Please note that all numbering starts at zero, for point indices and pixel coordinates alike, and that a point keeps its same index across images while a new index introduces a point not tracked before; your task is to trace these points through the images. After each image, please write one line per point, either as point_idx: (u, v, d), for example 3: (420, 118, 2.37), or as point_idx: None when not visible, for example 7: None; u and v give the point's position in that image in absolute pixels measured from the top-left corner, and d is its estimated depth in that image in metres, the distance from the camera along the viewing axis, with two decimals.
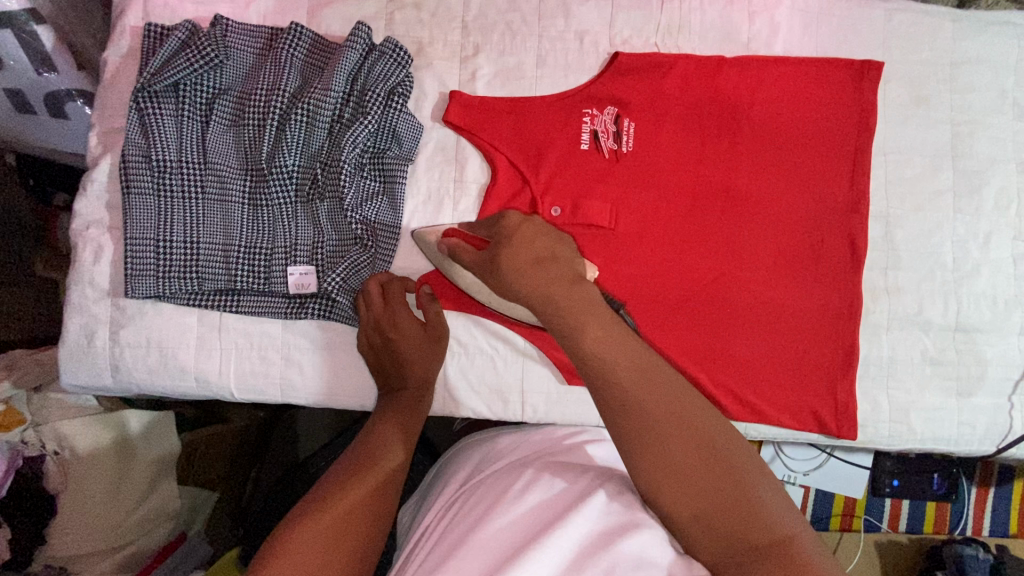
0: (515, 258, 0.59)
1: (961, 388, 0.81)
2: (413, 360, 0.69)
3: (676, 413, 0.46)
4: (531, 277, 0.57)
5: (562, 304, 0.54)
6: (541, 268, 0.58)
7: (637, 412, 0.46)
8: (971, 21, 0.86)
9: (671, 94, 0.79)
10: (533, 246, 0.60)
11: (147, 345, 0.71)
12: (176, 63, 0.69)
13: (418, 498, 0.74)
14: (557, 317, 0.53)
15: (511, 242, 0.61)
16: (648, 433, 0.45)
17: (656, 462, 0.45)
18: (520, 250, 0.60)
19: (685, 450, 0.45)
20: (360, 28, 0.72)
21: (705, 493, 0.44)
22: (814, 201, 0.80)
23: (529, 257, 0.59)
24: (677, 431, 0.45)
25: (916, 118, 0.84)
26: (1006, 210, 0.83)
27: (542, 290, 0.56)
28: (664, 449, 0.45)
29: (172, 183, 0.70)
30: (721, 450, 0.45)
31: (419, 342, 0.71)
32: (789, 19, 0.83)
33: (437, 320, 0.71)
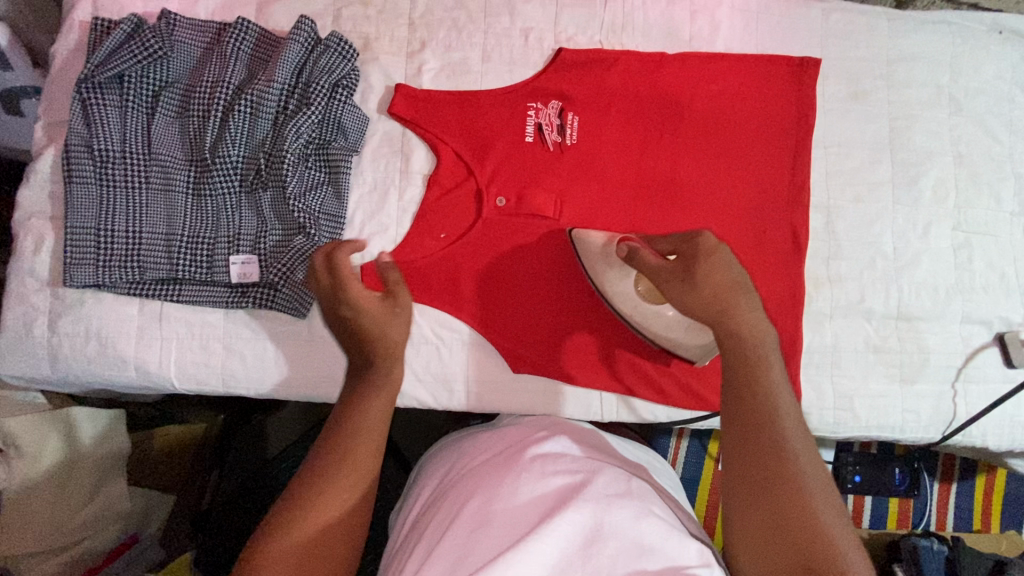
0: (706, 284, 0.54)
1: (904, 374, 0.82)
2: (372, 333, 0.58)
3: (783, 474, 0.47)
4: (723, 306, 0.53)
5: (753, 342, 0.52)
6: (733, 298, 0.53)
7: (774, 458, 0.48)
8: (905, 20, 0.89)
9: (614, 89, 0.81)
10: (721, 274, 0.54)
11: (85, 335, 0.71)
12: (120, 55, 0.70)
13: (412, 480, 0.75)
14: (740, 350, 0.52)
15: (702, 267, 0.54)
16: (760, 484, 0.47)
17: (764, 507, 0.46)
18: (710, 282, 0.54)
19: (801, 511, 0.45)
20: (303, 21, 0.73)
21: (809, 547, 0.44)
22: (755, 191, 0.82)
23: (723, 282, 0.54)
24: (797, 494, 0.46)
25: (854, 112, 0.86)
26: (944, 200, 0.86)
27: (729, 315, 0.53)
28: (781, 498, 0.46)
29: (115, 174, 0.71)
30: (833, 529, 0.45)
31: (376, 311, 0.59)
32: (729, 18, 0.85)
33: (399, 289, 0.60)
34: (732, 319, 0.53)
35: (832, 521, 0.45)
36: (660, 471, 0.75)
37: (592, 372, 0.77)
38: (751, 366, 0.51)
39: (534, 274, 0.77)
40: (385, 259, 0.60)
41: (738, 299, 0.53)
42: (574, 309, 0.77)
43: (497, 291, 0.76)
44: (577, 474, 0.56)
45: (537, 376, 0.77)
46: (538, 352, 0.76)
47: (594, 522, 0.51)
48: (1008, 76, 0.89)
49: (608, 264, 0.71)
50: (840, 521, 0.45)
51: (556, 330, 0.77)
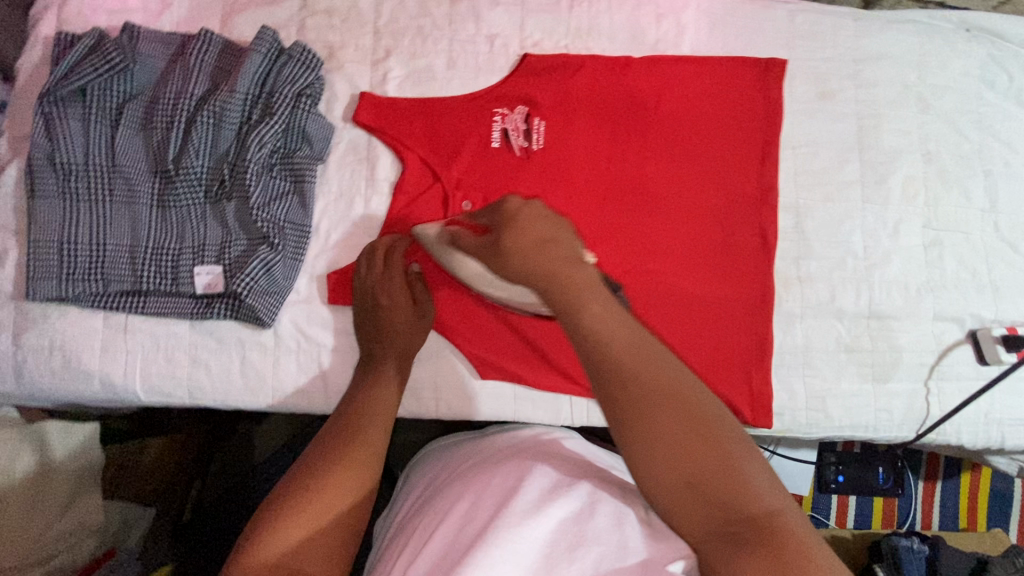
0: (520, 248, 0.47)
1: (877, 374, 0.82)
2: (399, 330, 0.69)
3: (668, 410, 0.40)
4: (545, 265, 0.46)
5: (568, 288, 0.44)
6: (547, 251, 0.46)
7: (631, 381, 0.41)
8: (871, 20, 0.89)
9: (581, 93, 0.81)
10: (533, 228, 0.48)
11: (49, 349, 0.71)
12: (82, 68, 0.70)
13: (400, 483, 0.75)
14: (557, 299, 0.45)
15: (510, 235, 0.48)
16: (656, 448, 0.40)
17: (642, 440, 0.40)
18: (523, 245, 0.47)
19: (674, 428, 0.40)
20: (265, 31, 0.74)
21: (692, 462, 0.39)
22: (723, 193, 0.82)
23: (535, 237, 0.47)
24: (670, 409, 0.40)
25: (822, 112, 0.86)
26: (913, 199, 0.86)
27: (552, 273, 0.45)
28: (651, 424, 0.40)
29: (78, 187, 0.70)
30: (710, 424, 0.40)
31: (404, 313, 0.70)
32: (694, 21, 0.86)
33: (427, 298, 0.72)
34: (554, 279, 0.45)
35: (707, 416, 0.40)
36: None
37: (562, 378, 0.76)
38: (573, 312, 0.43)
39: None
40: (413, 264, 0.74)
41: (550, 250, 0.46)
42: None
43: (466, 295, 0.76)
44: (563, 478, 0.56)
45: (507, 382, 0.77)
46: (508, 357, 0.76)
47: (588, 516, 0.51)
48: (975, 73, 0.89)
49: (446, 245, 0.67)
50: (715, 408, 0.41)
51: (525, 334, 0.76)
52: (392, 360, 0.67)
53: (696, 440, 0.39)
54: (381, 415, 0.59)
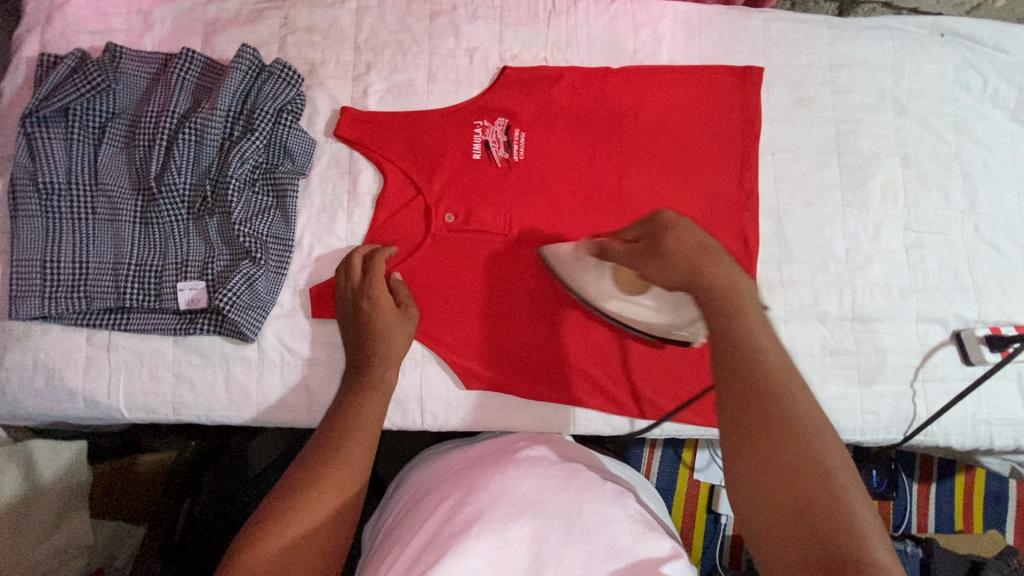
0: (673, 250, 0.50)
1: (862, 376, 0.82)
2: (384, 333, 0.68)
3: (778, 422, 0.42)
4: (701, 269, 0.49)
5: (729, 296, 0.47)
6: (708, 257, 0.49)
7: (763, 400, 0.43)
8: (846, 26, 0.91)
9: (560, 104, 0.82)
10: (695, 239, 0.50)
11: (32, 368, 0.71)
12: (64, 88, 0.71)
13: (394, 487, 0.74)
14: (709, 298, 0.48)
15: (668, 240, 0.51)
16: (755, 447, 0.42)
17: (757, 456, 0.42)
18: (679, 250, 0.50)
19: (795, 455, 0.41)
20: (245, 49, 0.74)
21: (803, 494, 0.39)
22: (703, 199, 0.82)
23: (693, 245, 0.50)
24: (791, 438, 0.41)
25: (799, 118, 0.87)
26: (893, 201, 0.87)
27: (702, 274, 0.48)
28: (770, 445, 0.41)
29: (61, 205, 0.71)
30: (830, 468, 0.40)
31: (386, 314, 0.69)
32: (671, 31, 0.87)
33: (408, 302, 0.71)
34: (712, 285, 0.48)
35: (829, 460, 0.41)
36: (633, 481, 0.73)
37: (544, 388, 0.77)
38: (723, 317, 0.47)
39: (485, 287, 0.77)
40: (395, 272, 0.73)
41: (712, 257, 0.49)
42: (522, 322, 0.77)
43: (444, 306, 0.76)
44: (548, 478, 0.54)
45: (491, 392, 0.77)
46: (489, 367, 0.76)
47: (573, 517, 0.50)
48: (950, 77, 0.91)
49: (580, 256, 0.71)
50: (837, 454, 0.41)
51: (507, 343, 0.77)
52: (376, 368, 0.66)
53: (804, 455, 0.41)
54: (365, 428, 0.60)
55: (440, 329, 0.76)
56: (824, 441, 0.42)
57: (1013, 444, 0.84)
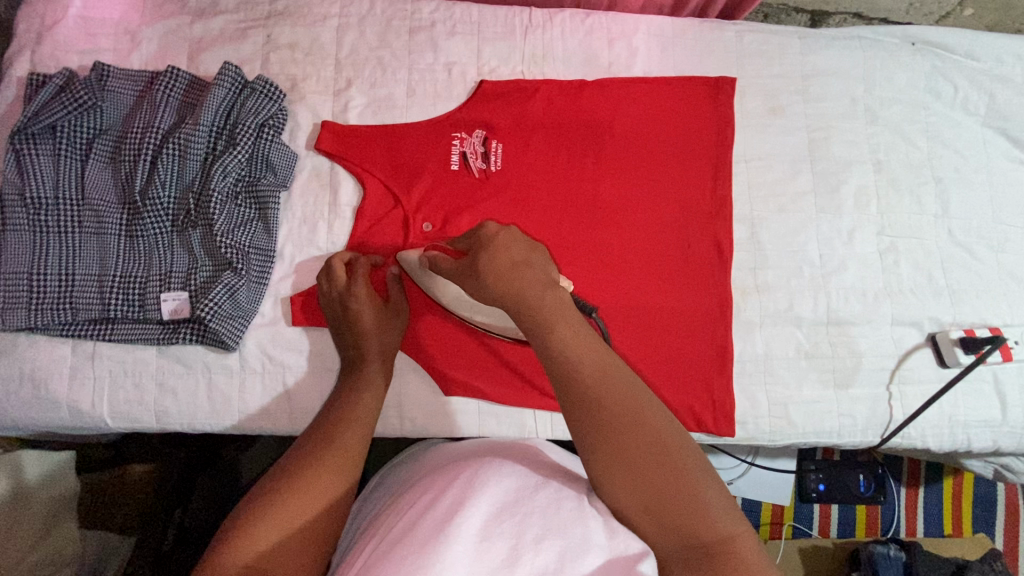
0: (487, 273, 0.57)
1: (838, 380, 0.82)
2: (375, 330, 0.71)
3: (624, 424, 0.49)
4: (512, 285, 0.56)
5: (540, 320, 0.54)
6: (518, 274, 0.57)
7: (597, 405, 0.50)
8: (817, 37, 0.93)
9: (536, 116, 0.84)
10: (507, 255, 0.58)
11: (19, 378, 0.72)
12: (51, 107, 0.73)
13: (374, 485, 0.74)
14: (525, 318, 0.55)
15: (486, 256, 0.58)
16: (609, 447, 0.49)
17: (608, 459, 0.48)
18: (495, 263, 0.58)
19: (631, 445, 0.48)
20: (228, 67, 0.77)
21: (659, 482, 0.47)
22: (677, 206, 0.84)
23: (506, 270, 0.57)
24: (630, 432, 0.48)
25: (772, 127, 0.89)
26: (866, 207, 0.88)
27: (520, 300, 0.55)
28: (610, 444, 0.49)
29: (47, 219, 0.73)
30: (670, 447, 0.48)
31: (376, 312, 0.72)
32: (645, 44, 0.89)
33: (398, 295, 0.75)
34: (529, 299, 0.55)
35: (667, 439, 0.49)
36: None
37: (522, 394, 0.77)
38: (544, 334, 0.54)
39: None
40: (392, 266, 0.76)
41: (522, 274, 0.57)
42: None
43: (423, 313, 0.77)
44: (527, 479, 0.55)
45: (470, 398, 0.78)
46: (467, 374, 0.77)
47: (554, 514, 0.50)
48: (921, 85, 0.92)
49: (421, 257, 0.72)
50: (667, 424, 0.50)
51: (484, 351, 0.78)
52: (370, 364, 0.70)
53: (647, 441, 0.48)
54: (359, 423, 0.63)
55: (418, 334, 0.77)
56: (656, 422, 0.50)
57: (990, 445, 0.85)
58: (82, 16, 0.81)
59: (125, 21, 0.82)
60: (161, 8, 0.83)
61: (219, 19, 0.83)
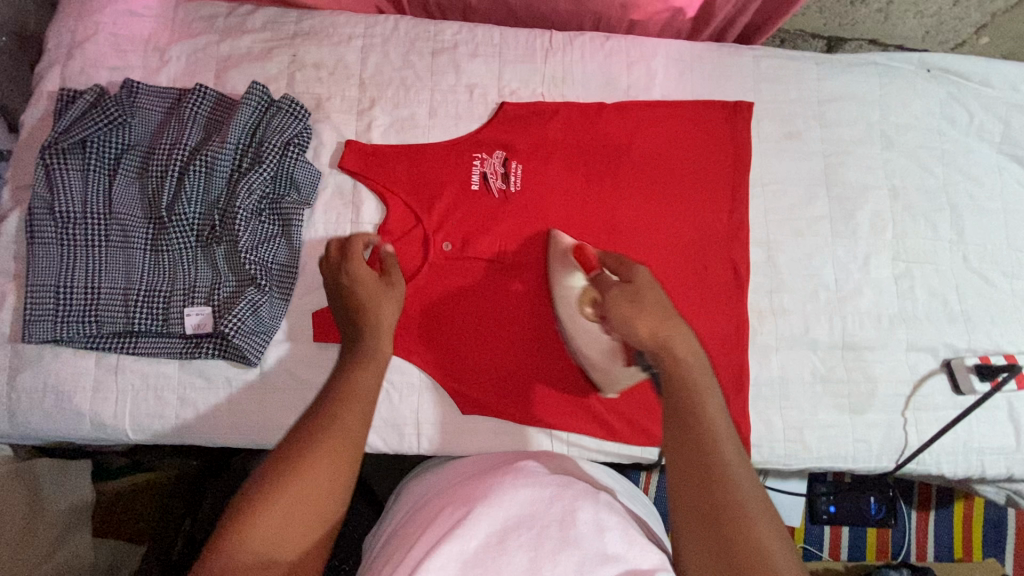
0: (642, 317, 0.58)
1: (853, 405, 0.83)
2: (371, 299, 0.68)
3: (728, 512, 0.47)
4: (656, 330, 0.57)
5: (688, 382, 0.54)
6: (665, 324, 0.57)
7: (725, 486, 0.48)
8: (834, 63, 0.93)
9: (555, 138, 0.86)
10: (654, 305, 0.58)
11: (42, 389, 0.73)
12: (82, 122, 0.74)
13: (393, 500, 0.76)
14: (674, 374, 0.55)
15: (641, 295, 0.60)
16: (704, 522, 0.47)
17: (714, 539, 0.46)
18: (647, 305, 0.58)
19: (754, 543, 0.45)
20: (255, 86, 0.78)
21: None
22: (694, 229, 0.85)
23: (657, 316, 0.58)
24: (753, 533, 0.45)
25: (789, 151, 0.90)
26: (881, 232, 0.89)
27: (673, 356, 0.56)
28: (728, 529, 0.46)
29: (76, 233, 0.74)
30: (777, 569, 0.44)
31: (371, 284, 0.70)
32: (663, 68, 0.90)
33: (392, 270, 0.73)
34: (672, 348, 0.56)
35: (776, 560, 0.44)
36: (631, 497, 0.74)
37: (539, 414, 0.78)
38: (693, 395, 0.53)
39: (480, 316, 0.80)
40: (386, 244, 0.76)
41: (669, 326, 0.57)
42: (518, 349, 0.79)
43: (444, 334, 0.79)
44: (544, 488, 0.56)
45: (487, 417, 0.78)
46: (485, 393, 0.78)
47: (571, 526, 0.52)
48: (936, 111, 0.93)
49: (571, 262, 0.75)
50: (776, 537, 0.46)
51: (503, 372, 0.79)
52: (371, 334, 0.65)
53: (749, 537, 0.45)
54: (359, 400, 0.58)
55: (438, 354, 0.78)
56: (768, 530, 0.46)
57: (1005, 473, 0.85)
58: (112, 32, 0.82)
59: (154, 38, 0.83)
60: (189, 26, 0.84)
61: (246, 38, 0.84)
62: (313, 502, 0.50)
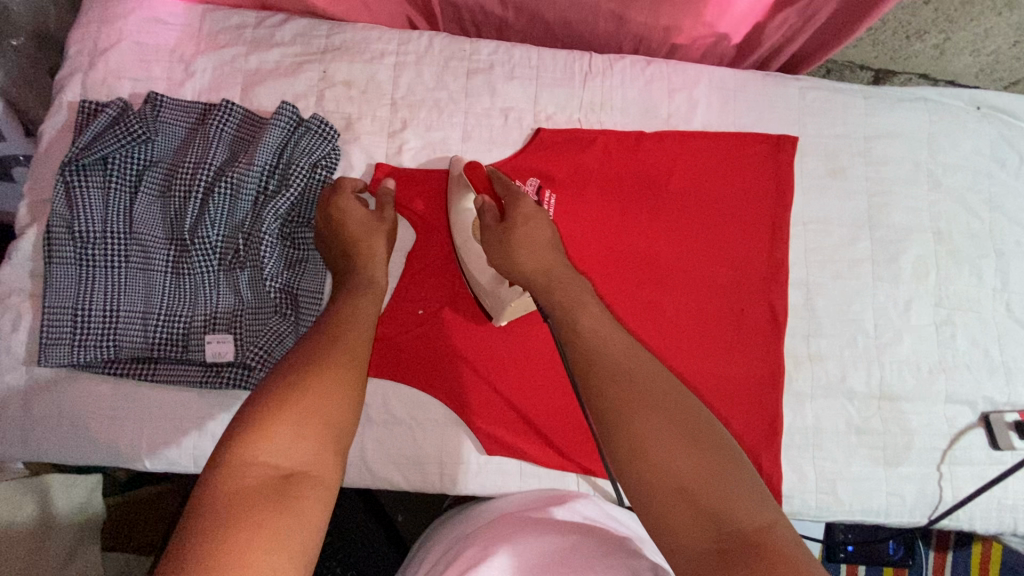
0: (519, 251, 0.65)
1: (888, 457, 0.80)
2: (361, 235, 0.72)
3: (649, 391, 0.49)
4: (537, 262, 0.64)
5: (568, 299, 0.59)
6: (538, 254, 0.65)
7: (616, 383, 0.50)
8: (882, 97, 0.89)
9: (591, 169, 0.83)
10: (534, 239, 0.66)
11: (58, 416, 0.71)
12: (104, 138, 0.72)
13: (415, 551, 0.73)
14: (552, 298, 0.60)
15: (521, 229, 0.67)
16: (627, 407, 0.48)
17: (626, 430, 0.47)
18: (525, 235, 0.66)
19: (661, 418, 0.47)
20: (285, 106, 0.75)
21: (680, 463, 0.45)
22: (731, 268, 0.83)
23: (539, 252, 0.65)
24: (661, 408, 0.48)
25: (832, 189, 0.87)
26: (923, 278, 0.86)
27: (545, 282, 0.62)
28: (632, 416, 0.48)
29: (95, 253, 0.71)
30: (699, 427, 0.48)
31: (362, 220, 0.73)
32: (706, 96, 0.86)
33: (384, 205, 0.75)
34: (551, 276, 0.62)
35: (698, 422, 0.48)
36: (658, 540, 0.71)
37: (566, 455, 0.76)
38: (568, 311, 0.58)
39: (510, 351, 0.78)
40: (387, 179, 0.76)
41: (543, 254, 0.65)
42: (548, 387, 0.77)
43: (471, 368, 0.77)
44: (559, 542, 0.56)
45: (513, 458, 0.76)
46: (512, 432, 0.76)
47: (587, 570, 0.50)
48: (986, 152, 0.89)
49: (460, 193, 0.75)
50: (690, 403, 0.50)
51: (533, 411, 0.77)
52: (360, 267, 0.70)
53: (670, 404, 0.49)
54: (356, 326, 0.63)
55: (463, 389, 0.76)
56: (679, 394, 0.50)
57: None
58: (136, 41, 0.79)
59: (180, 48, 0.80)
60: (216, 37, 0.81)
61: (275, 51, 0.81)
62: (320, 418, 0.52)
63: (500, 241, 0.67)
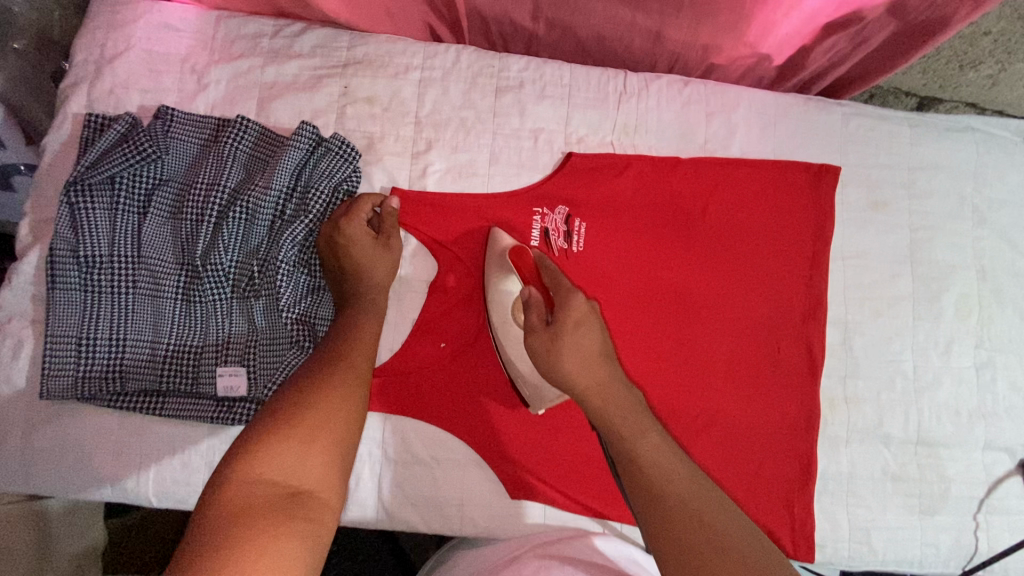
0: (571, 358, 0.56)
1: (924, 505, 0.77)
2: (365, 265, 0.69)
3: (712, 529, 0.46)
4: (594, 377, 0.56)
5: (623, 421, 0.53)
6: (593, 364, 0.57)
7: (692, 532, 0.45)
8: (928, 126, 0.85)
9: (623, 196, 0.78)
10: (589, 346, 0.57)
11: (62, 449, 0.68)
12: (111, 157, 0.67)
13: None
14: (604, 417, 0.54)
15: (571, 333, 0.58)
16: (692, 550, 0.45)
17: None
18: (578, 344, 0.57)
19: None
20: (305, 126, 0.71)
21: None
22: (768, 305, 0.79)
23: (590, 358, 0.57)
24: (728, 555, 0.44)
25: (874, 222, 0.83)
26: (967, 318, 0.82)
27: (600, 400, 0.55)
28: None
29: (100, 280, 0.67)
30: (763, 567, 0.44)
31: (368, 246, 0.69)
32: (746, 121, 0.82)
33: (391, 230, 0.71)
34: (602, 397, 0.55)
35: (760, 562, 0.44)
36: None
37: (591, 498, 0.74)
38: (627, 441, 0.51)
39: None
40: (393, 200, 0.72)
41: (598, 365, 0.57)
42: (575, 429, 0.74)
43: (493, 406, 0.73)
44: None
45: (537, 500, 0.73)
46: (536, 474, 0.73)
47: None
48: None
49: (501, 273, 0.69)
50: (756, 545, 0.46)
51: (556, 452, 0.74)
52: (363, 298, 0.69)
53: (732, 542, 0.45)
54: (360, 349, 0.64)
55: (486, 429, 0.73)
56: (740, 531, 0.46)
57: None
58: (146, 49, 0.74)
59: (192, 58, 0.75)
60: (231, 46, 0.76)
61: (293, 64, 0.76)
62: (326, 431, 0.55)
63: (549, 348, 0.57)
